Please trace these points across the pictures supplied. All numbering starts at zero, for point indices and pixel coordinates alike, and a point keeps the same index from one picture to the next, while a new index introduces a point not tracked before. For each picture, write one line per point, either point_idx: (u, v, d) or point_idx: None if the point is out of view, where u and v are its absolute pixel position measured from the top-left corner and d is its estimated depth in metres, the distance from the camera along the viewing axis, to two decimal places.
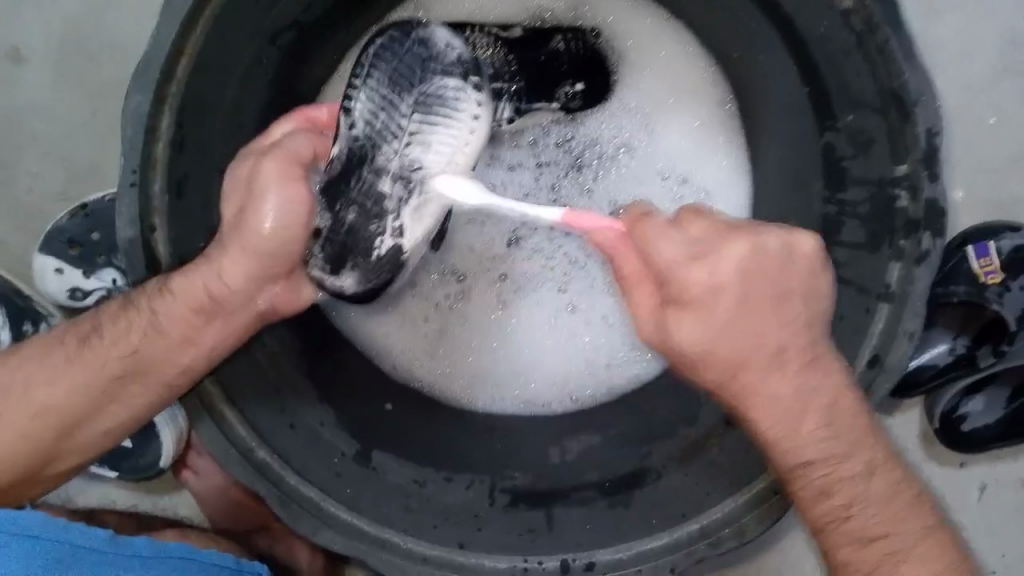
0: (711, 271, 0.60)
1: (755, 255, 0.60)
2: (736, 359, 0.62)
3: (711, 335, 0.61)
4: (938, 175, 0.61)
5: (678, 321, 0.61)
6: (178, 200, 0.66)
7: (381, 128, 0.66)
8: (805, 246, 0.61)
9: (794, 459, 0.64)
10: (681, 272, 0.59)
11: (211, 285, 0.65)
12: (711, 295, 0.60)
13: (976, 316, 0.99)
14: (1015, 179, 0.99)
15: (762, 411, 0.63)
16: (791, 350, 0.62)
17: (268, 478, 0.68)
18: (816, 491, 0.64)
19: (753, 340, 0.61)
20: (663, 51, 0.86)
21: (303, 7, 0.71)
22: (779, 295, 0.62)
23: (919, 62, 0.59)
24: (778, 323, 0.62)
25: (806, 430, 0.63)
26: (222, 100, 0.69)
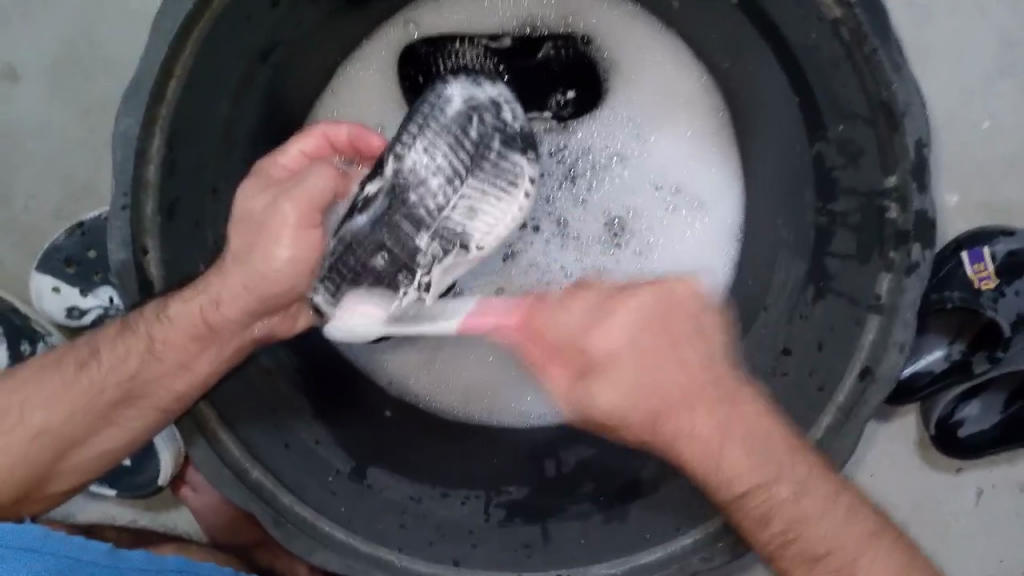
0: (608, 337, 0.60)
1: (636, 311, 0.60)
2: (659, 410, 0.60)
3: (621, 398, 0.60)
4: (927, 186, 0.61)
5: (599, 384, 0.60)
6: (169, 222, 0.66)
7: (426, 183, 0.67)
8: (678, 292, 0.63)
9: (733, 490, 0.62)
10: (591, 330, 0.60)
11: (211, 314, 0.67)
12: (614, 355, 0.60)
13: (971, 323, 0.98)
14: (1009, 182, 0.99)
15: (699, 447, 0.61)
16: (689, 384, 0.60)
17: (263, 498, 0.67)
18: (760, 515, 0.62)
19: (679, 390, 0.60)
20: (655, 61, 0.85)
21: (292, 25, 0.71)
22: (673, 339, 0.61)
23: (907, 74, 0.59)
24: (673, 366, 0.60)
25: (728, 474, 0.61)
26: (212, 119, 0.69)
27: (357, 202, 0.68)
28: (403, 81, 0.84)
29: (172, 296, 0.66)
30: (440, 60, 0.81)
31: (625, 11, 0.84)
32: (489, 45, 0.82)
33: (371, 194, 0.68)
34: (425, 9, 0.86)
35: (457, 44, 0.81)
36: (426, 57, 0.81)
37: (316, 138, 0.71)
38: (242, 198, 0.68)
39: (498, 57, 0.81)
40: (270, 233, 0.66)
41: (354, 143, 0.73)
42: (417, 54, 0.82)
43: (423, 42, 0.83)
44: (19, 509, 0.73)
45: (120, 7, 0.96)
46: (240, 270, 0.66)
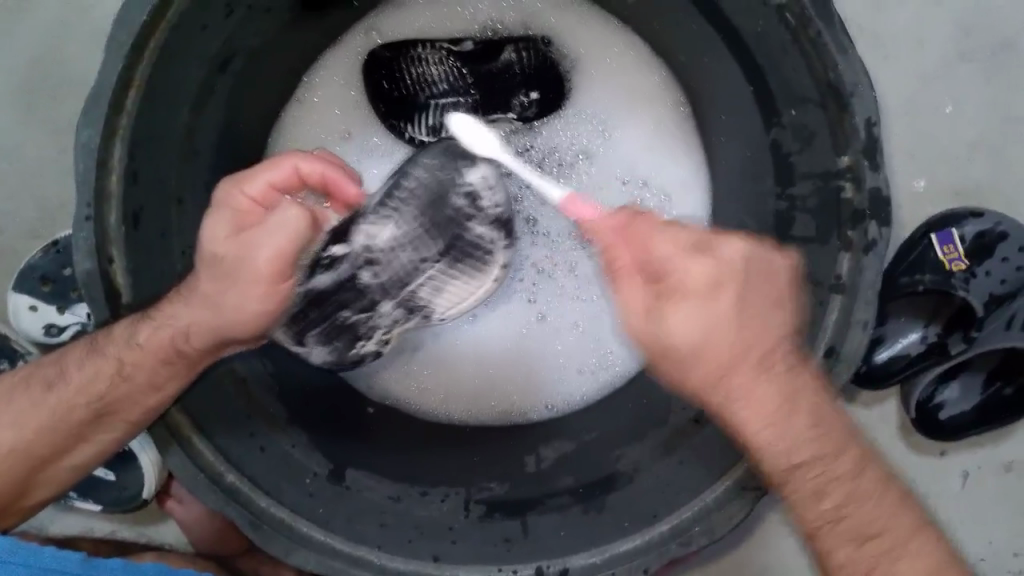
0: (698, 273, 0.57)
1: (727, 263, 0.58)
2: (728, 360, 0.59)
3: (702, 332, 0.58)
4: (879, 164, 0.62)
5: (672, 312, 0.57)
6: (136, 231, 0.67)
7: (398, 260, 0.67)
8: (758, 254, 0.60)
9: (785, 460, 0.62)
10: (686, 257, 0.58)
11: (180, 341, 0.66)
12: (713, 291, 0.58)
13: (945, 306, 1.01)
14: (974, 165, 1.01)
15: (750, 403, 0.60)
16: (720, 352, 0.59)
17: (238, 500, 0.67)
18: (811, 492, 0.62)
19: (750, 339, 0.59)
20: (615, 58, 0.87)
21: (252, 34, 0.72)
22: (765, 305, 0.60)
23: (852, 54, 0.60)
24: (759, 327, 0.60)
25: (770, 439, 0.61)
26: (176, 130, 0.70)
27: (321, 258, 0.66)
28: (369, 87, 0.85)
29: (143, 319, 0.66)
30: (405, 65, 0.83)
31: (587, 16, 0.87)
32: (452, 49, 0.84)
33: (339, 257, 0.66)
34: (387, 18, 0.87)
35: (421, 49, 0.84)
36: (389, 62, 0.83)
37: (286, 170, 0.65)
38: (207, 236, 0.63)
39: (461, 62, 0.84)
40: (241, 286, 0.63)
41: (324, 179, 0.68)
42: (379, 59, 0.84)
43: (386, 45, 0.84)
44: None
45: (90, 29, 0.98)
46: (204, 313, 0.65)
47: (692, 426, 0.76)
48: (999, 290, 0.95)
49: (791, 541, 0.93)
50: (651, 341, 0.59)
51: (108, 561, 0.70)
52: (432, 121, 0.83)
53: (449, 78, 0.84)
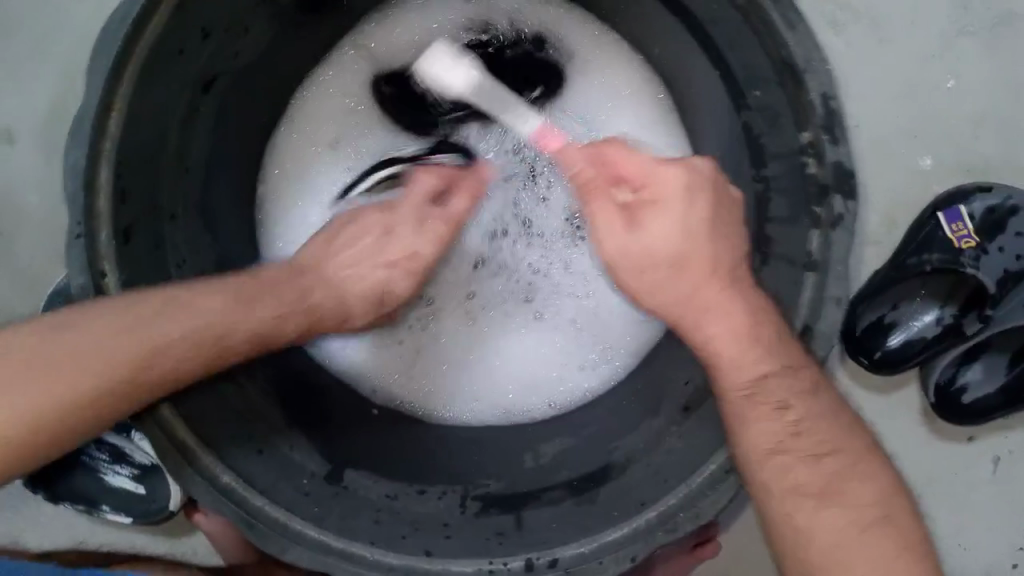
0: (666, 176, 0.66)
1: (698, 178, 0.66)
2: (707, 262, 0.66)
3: (677, 227, 0.65)
4: (838, 137, 0.62)
5: (652, 216, 0.65)
6: (126, 246, 0.70)
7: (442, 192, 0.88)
8: (708, 177, 0.67)
9: (743, 375, 0.65)
10: (656, 165, 0.66)
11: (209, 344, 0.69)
12: (686, 199, 0.66)
13: (960, 285, 0.96)
14: (981, 140, 0.98)
15: (713, 320, 0.65)
16: (695, 264, 0.66)
17: (233, 500, 0.70)
18: (800, 446, 0.65)
19: (713, 250, 0.66)
20: (597, 52, 0.88)
21: (230, 55, 0.76)
22: (728, 234, 0.66)
23: (802, 29, 0.61)
24: (728, 247, 0.66)
25: (735, 356, 0.65)
26: (164, 149, 0.73)
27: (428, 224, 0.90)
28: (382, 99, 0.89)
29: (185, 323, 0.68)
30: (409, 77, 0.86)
31: (582, 19, 0.88)
32: (447, 56, 0.86)
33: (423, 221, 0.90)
34: (373, 28, 0.90)
35: (417, 59, 0.86)
36: None
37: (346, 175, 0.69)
38: None
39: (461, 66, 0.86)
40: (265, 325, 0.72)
41: None
42: None
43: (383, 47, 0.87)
44: None
45: None
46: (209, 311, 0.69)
47: (683, 414, 0.76)
48: (1014, 266, 0.93)
49: None
50: (628, 252, 0.66)
51: None
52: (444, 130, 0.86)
53: None
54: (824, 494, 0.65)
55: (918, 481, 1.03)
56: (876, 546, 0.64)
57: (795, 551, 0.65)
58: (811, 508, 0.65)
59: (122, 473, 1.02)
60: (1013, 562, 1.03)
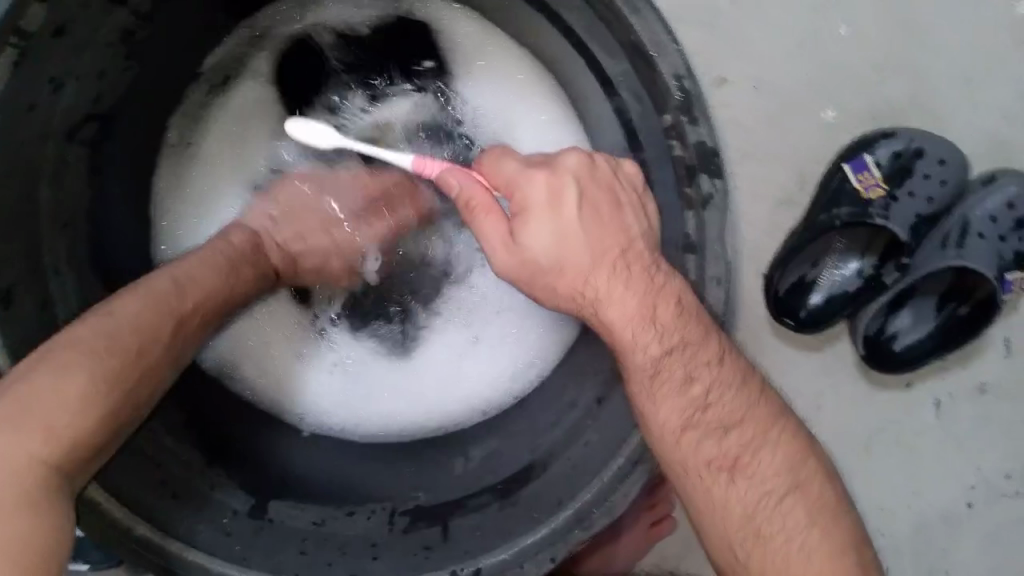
0: (533, 185, 0.63)
1: (563, 176, 0.64)
2: (587, 266, 0.64)
3: (551, 243, 0.63)
4: (697, 117, 0.61)
5: (527, 225, 0.63)
6: (10, 310, 0.68)
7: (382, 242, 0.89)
8: (575, 166, 0.64)
9: (648, 352, 0.63)
10: (521, 177, 0.63)
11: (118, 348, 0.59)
12: (555, 204, 0.63)
13: (878, 234, 0.98)
14: (883, 86, 0.98)
15: (611, 305, 0.64)
16: (578, 259, 0.64)
17: (150, 551, 0.69)
18: (693, 401, 0.64)
19: (595, 252, 0.64)
20: (498, 51, 0.87)
21: (93, 96, 0.74)
22: (614, 206, 0.65)
23: (646, 13, 0.59)
24: (610, 232, 0.64)
25: (639, 335, 0.63)
26: (36, 206, 0.72)
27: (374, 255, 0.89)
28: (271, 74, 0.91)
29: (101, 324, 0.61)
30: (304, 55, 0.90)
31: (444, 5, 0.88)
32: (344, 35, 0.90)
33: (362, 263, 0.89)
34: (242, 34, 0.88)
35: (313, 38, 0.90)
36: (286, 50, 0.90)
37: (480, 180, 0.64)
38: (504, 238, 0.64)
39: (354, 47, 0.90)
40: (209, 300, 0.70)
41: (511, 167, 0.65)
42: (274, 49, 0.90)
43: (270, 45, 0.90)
44: None
45: None
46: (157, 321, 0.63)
47: (597, 406, 0.76)
48: (924, 210, 0.94)
49: None
50: (520, 265, 0.64)
51: None
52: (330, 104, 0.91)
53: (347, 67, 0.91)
54: (734, 465, 0.63)
55: (862, 433, 1.03)
56: (791, 510, 0.62)
57: (715, 522, 0.63)
58: (724, 482, 0.63)
59: None
60: (968, 502, 1.04)
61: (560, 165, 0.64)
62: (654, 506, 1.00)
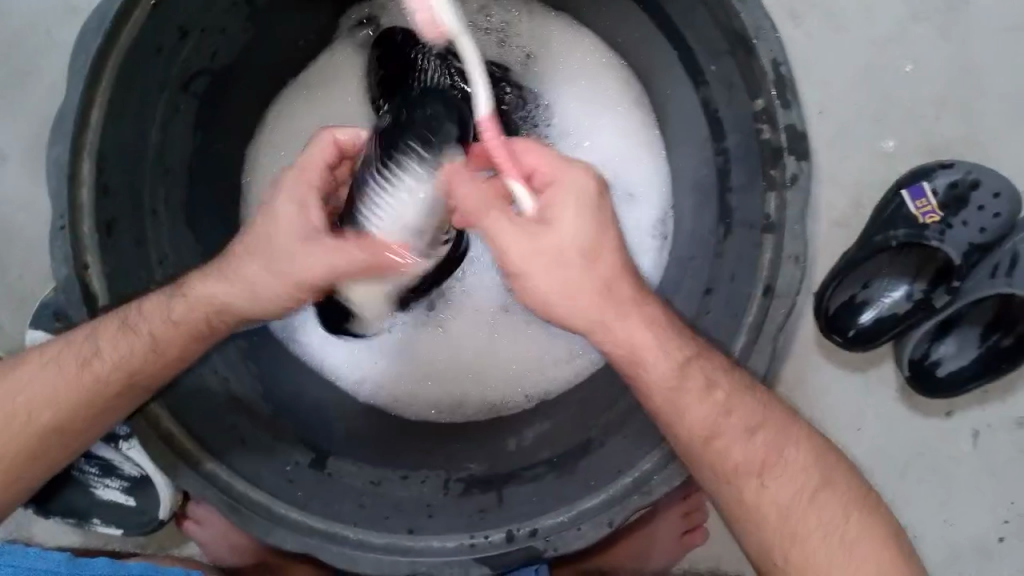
0: (560, 192, 0.63)
1: (581, 179, 0.63)
2: (603, 279, 0.65)
3: (566, 245, 0.63)
4: (790, 102, 0.64)
5: (556, 221, 0.63)
6: (109, 238, 0.72)
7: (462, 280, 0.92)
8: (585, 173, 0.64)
9: (669, 368, 0.67)
10: (543, 178, 0.64)
11: (214, 321, 0.72)
12: (571, 207, 0.63)
13: (930, 259, 0.99)
14: (941, 120, 1.01)
15: (619, 326, 0.66)
16: (608, 256, 0.65)
17: (217, 485, 0.71)
18: (721, 414, 0.68)
19: (597, 253, 0.64)
20: (584, 65, 0.90)
21: (209, 54, 0.79)
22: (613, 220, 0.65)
23: (751, 1, 0.63)
24: (618, 237, 0.65)
25: (664, 357, 0.67)
26: (143, 147, 0.76)
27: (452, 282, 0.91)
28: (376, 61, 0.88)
29: (175, 295, 0.72)
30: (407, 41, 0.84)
31: (563, 21, 0.90)
32: None
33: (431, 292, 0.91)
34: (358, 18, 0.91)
35: None
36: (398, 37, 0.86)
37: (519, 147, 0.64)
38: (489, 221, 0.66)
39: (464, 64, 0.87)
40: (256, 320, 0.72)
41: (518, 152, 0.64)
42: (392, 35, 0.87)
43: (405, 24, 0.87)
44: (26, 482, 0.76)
45: None
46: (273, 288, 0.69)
47: None
48: (977, 238, 0.95)
49: None
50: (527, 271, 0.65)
51: (95, 560, 0.77)
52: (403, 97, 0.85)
53: None
54: (763, 471, 0.70)
55: (898, 458, 1.04)
56: (825, 502, 0.70)
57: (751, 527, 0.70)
58: (756, 485, 0.70)
59: (113, 487, 1.04)
60: (999, 536, 1.04)
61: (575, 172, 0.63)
62: (688, 514, 1.00)
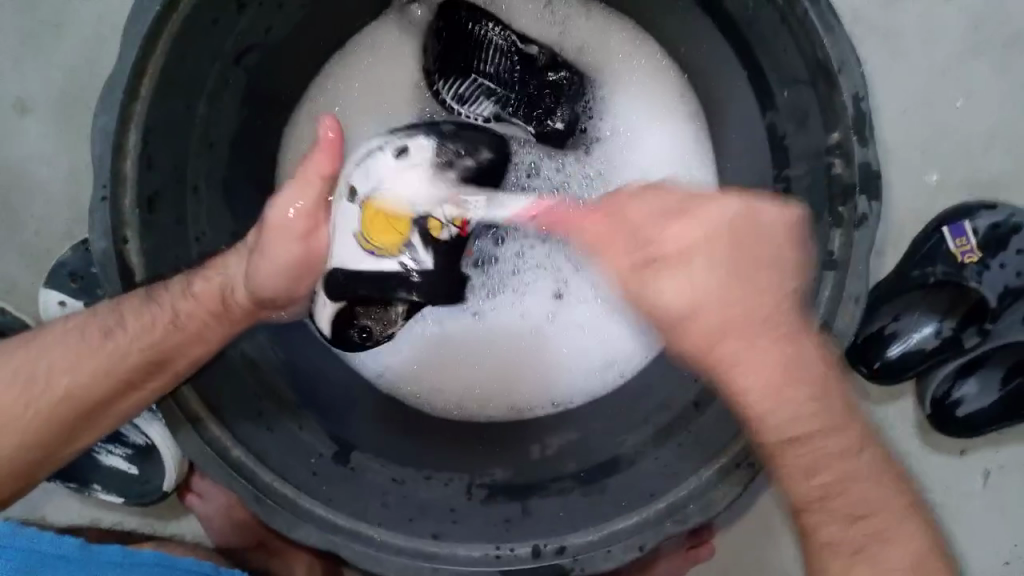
0: (680, 234, 0.61)
1: (712, 221, 0.61)
2: (729, 324, 0.61)
3: (688, 292, 0.61)
4: (868, 140, 0.63)
5: (664, 274, 0.61)
6: (149, 213, 0.69)
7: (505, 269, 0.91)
8: (765, 213, 0.63)
9: (779, 434, 0.62)
10: (669, 222, 0.61)
11: (228, 293, 0.71)
12: (706, 253, 0.61)
13: (961, 299, 0.98)
14: (988, 158, 1.00)
15: (748, 373, 0.61)
16: (743, 308, 0.61)
17: (243, 474, 0.69)
18: (806, 467, 0.63)
19: (748, 300, 0.61)
20: (641, 71, 0.88)
21: (264, 28, 0.76)
22: (759, 262, 0.62)
23: (839, 33, 0.62)
24: (761, 289, 0.62)
25: (780, 421, 0.62)
26: (190, 121, 0.73)
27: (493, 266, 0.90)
28: (433, 44, 0.86)
29: (193, 277, 0.71)
30: (466, 32, 0.84)
31: (624, 23, 0.88)
32: (518, 44, 0.85)
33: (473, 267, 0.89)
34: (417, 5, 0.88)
35: (488, 27, 0.84)
36: (461, 22, 0.84)
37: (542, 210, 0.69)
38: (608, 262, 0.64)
39: (519, 58, 0.85)
40: (269, 301, 0.73)
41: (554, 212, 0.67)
42: (455, 16, 0.85)
43: (470, 6, 0.85)
44: (43, 469, 0.73)
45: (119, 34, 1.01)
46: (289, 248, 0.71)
47: (694, 410, 0.77)
48: (1014, 282, 0.93)
49: None
50: (650, 312, 0.63)
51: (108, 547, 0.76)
52: (460, 90, 0.85)
53: (500, 69, 0.85)
54: (857, 552, 0.64)
55: None
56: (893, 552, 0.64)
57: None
58: (846, 559, 0.64)
59: (116, 454, 1.02)
60: None
61: (715, 212, 0.62)
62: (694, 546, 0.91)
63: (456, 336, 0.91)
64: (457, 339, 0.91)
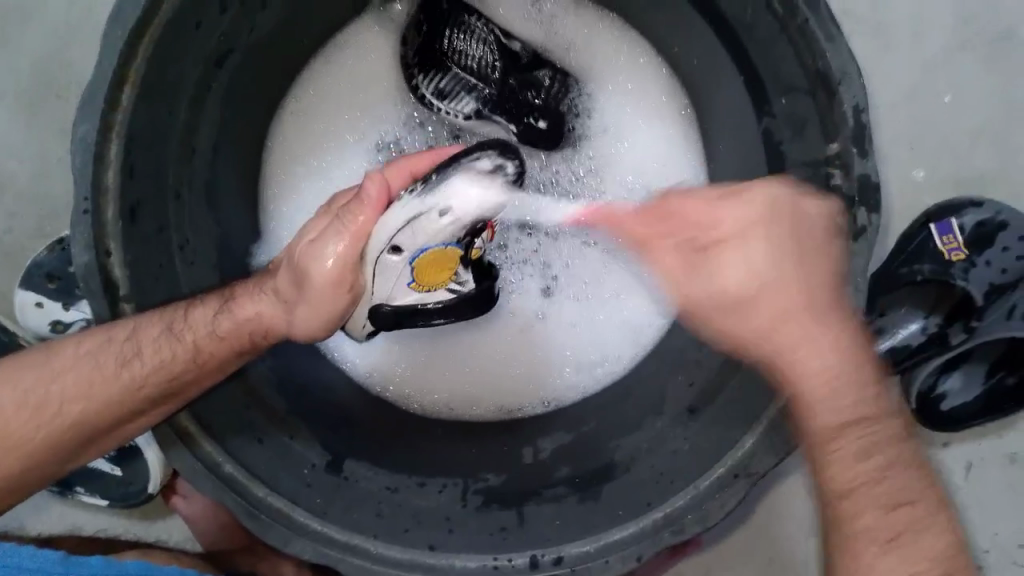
0: (734, 214, 0.64)
1: (761, 206, 0.64)
2: (785, 309, 0.64)
3: (744, 275, 0.64)
4: (867, 151, 0.62)
5: (725, 255, 0.64)
6: (131, 224, 0.67)
7: (518, 264, 0.89)
8: (807, 207, 0.64)
9: (835, 417, 0.63)
10: (719, 204, 0.65)
11: (258, 335, 0.70)
12: (741, 235, 0.64)
13: (948, 294, 0.98)
14: (975, 154, 1.00)
15: (800, 360, 0.64)
16: (793, 292, 0.63)
17: (236, 489, 0.69)
18: (853, 453, 0.64)
19: (797, 283, 0.63)
20: (626, 72, 0.87)
21: (247, 28, 0.74)
22: (815, 244, 0.64)
23: (839, 41, 0.61)
24: (819, 268, 0.64)
25: (823, 395, 0.64)
26: (172, 125, 0.71)
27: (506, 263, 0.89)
28: (415, 32, 0.84)
29: (222, 312, 0.70)
30: (450, 26, 0.82)
31: (613, 19, 0.86)
32: (500, 40, 0.84)
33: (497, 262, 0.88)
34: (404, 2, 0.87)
35: (472, 18, 0.83)
36: (443, 12, 0.83)
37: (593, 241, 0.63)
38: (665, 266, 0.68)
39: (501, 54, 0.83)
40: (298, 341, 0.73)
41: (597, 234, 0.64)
42: (437, 5, 0.83)
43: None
44: (51, 478, 0.72)
45: (92, 25, 0.97)
46: (335, 296, 0.69)
47: (688, 416, 0.77)
48: (999, 278, 0.93)
49: (782, 544, 0.94)
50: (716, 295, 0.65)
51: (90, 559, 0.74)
52: (440, 86, 0.83)
53: (483, 63, 0.82)
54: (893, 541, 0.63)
55: None
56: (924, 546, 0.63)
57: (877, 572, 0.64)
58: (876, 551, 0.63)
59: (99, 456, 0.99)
60: None
61: (764, 191, 0.64)
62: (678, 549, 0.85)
63: (458, 339, 0.89)
64: (455, 342, 0.89)
